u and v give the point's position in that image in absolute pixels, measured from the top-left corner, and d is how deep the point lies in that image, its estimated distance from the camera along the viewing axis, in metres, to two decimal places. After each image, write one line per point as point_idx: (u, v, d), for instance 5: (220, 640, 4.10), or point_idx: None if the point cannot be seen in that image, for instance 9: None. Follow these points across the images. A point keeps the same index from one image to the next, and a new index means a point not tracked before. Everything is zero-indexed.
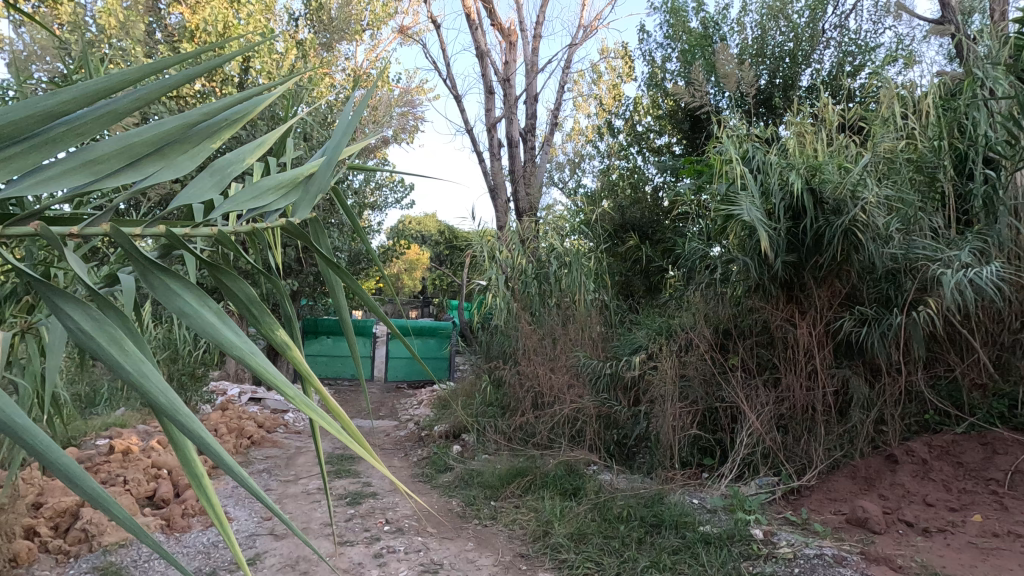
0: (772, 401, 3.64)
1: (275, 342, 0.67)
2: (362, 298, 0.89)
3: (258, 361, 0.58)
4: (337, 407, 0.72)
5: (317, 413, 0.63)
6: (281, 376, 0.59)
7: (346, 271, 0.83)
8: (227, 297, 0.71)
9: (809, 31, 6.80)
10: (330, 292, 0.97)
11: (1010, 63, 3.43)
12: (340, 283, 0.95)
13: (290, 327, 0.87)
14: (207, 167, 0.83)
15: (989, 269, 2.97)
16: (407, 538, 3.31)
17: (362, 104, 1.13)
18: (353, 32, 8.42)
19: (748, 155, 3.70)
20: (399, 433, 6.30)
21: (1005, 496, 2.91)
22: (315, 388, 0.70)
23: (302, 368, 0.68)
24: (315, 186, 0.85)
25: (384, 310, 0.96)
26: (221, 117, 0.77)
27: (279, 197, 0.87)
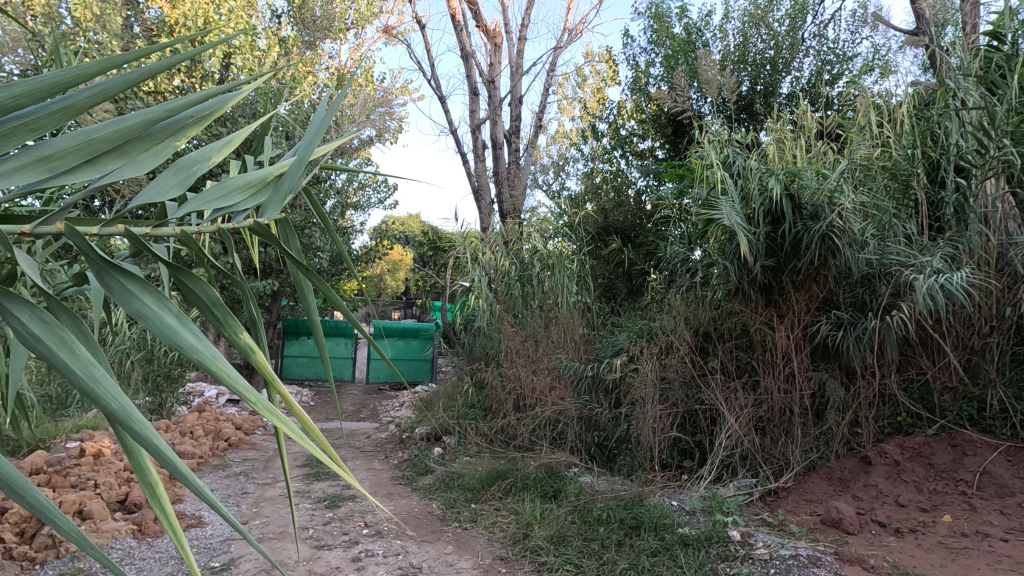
0: (751, 403, 3.69)
1: (238, 346, 0.66)
2: (331, 301, 0.88)
3: (219, 366, 0.57)
4: (303, 415, 0.71)
5: (279, 420, 0.63)
6: (243, 382, 0.58)
7: (316, 273, 0.82)
8: (189, 298, 0.70)
9: (789, 40, 6.91)
10: (300, 293, 0.95)
11: (980, 74, 3.52)
12: (311, 286, 0.94)
13: (257, 329, 0.86)
14: (172, 165, 0.81)
15: (959, 275, 3.05)
16: (386, 541, 3.27)
17: (337, 104, 1.12)
18: (338, 31, 8.37)
19: (729, 160, 3.76)
20: (380, 435, 6.24)
21: (973, 496, 2.99)
22: (279, 394, 0.69)
23: (267, 373, 0.67)
24: (287, 185, 0.84)
25: (355, 313, 0.95)
26: (186, 114, 0.75)
27: (248, 197, 0.85)
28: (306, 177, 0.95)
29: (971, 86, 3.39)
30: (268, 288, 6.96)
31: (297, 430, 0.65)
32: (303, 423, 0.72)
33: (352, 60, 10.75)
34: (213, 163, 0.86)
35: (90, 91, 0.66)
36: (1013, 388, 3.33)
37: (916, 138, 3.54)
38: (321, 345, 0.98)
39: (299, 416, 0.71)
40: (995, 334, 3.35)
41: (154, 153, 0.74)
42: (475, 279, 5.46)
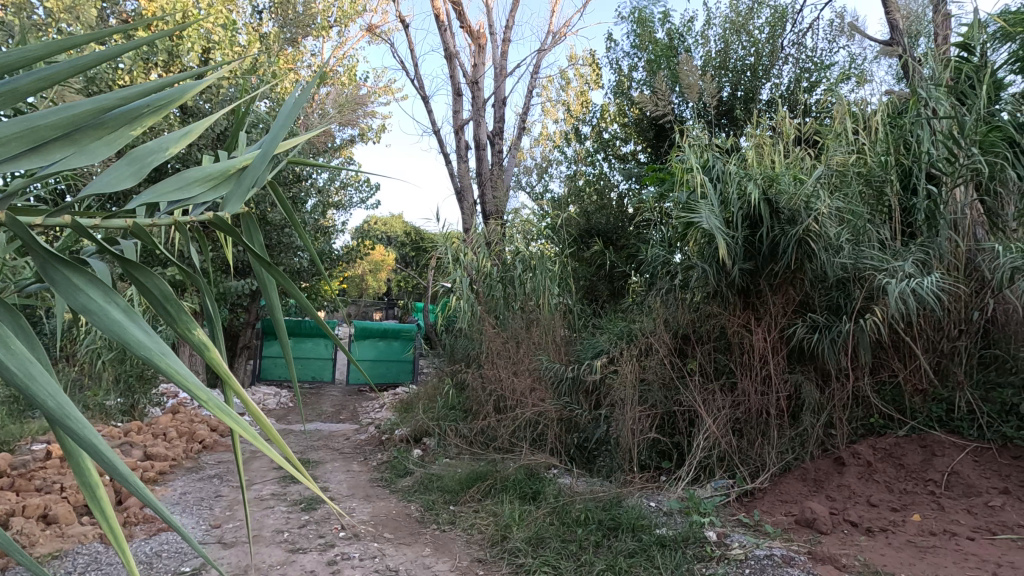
0: (728, 405, 3.72)
1: (192, 343, 0.65)
2: (298, 299, 0.87)
3: (168, 364, 0.56)
4: (259, 414, 0.70)
5: (235, 421, 0.62)
6: (193, 380, 0.57)
7: (278, 269, 0.81)
8: (140, 291, 0.69)
9: (769, 47, 7.03)
10: (262, 288, 0.93)
11: (951, 84, 3.61)
12: (275, 283, 0.93)
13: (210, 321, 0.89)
14: (126, 153, 0.80)
15: (929, 280, 3.13)
16: (363, 544, 3.24)
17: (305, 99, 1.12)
18: (320, 29, 8.32)
19: (709, 164, 3.81)
20: (360, 437, 6.18)
21: (942, 496, 3.06)
22: (236, 392, 0.69)
23: (222, 371, 0.66)
24: (250, 178, 0.83)
25: (319, 310, 0.93)
26: (141, 103, 0.76)
27: (208, 190, 0.84)
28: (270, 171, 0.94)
29: (942, 96, 3.48)
30: (246, 287, 6.87)
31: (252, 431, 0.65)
32: (258, 423, 0.71)
33: (335, 58, 10.68)
34: (171, 154, 0.85)
35: (37, 75, 0.68)
36: (980, 390, 3.39)
37: (890, 146, 3.62)
38: (284, 341, 0.97)
39: (254, 415, 0.70)
40: (964, 338, 3.43)
41: (106, 143, 0.75)
42: (456, 280, 5.45)
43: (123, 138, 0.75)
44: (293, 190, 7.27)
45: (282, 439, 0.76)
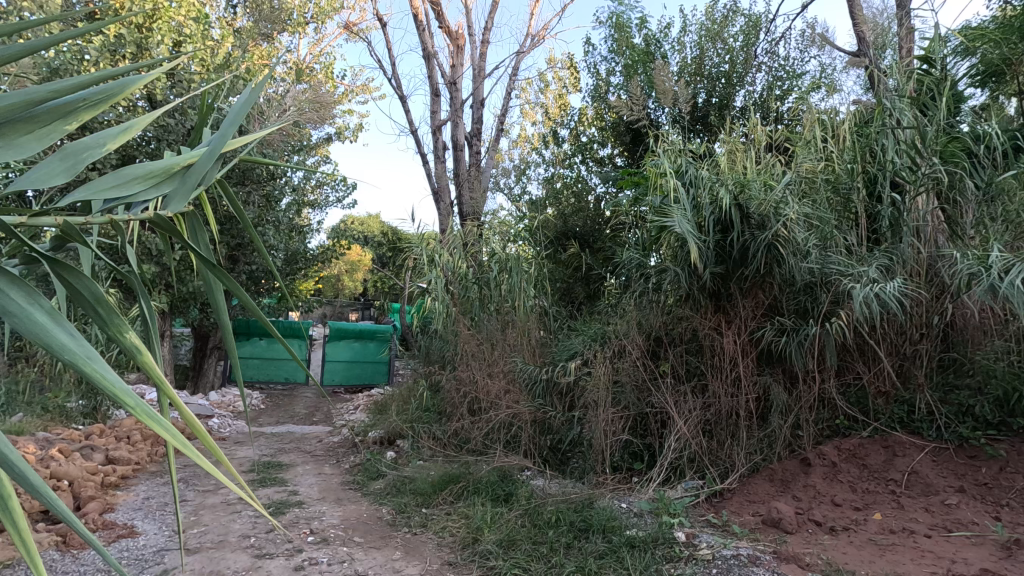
0: (699, 407, 3.78)
1: (123, 345, 0.70)
2: (245, 304, 0.90)
3: (90, 368, 0.61)
4: (188, 415, 0.75)
5: (159, 422, 0.66)
6: (117, 383, 0.62)
7: (225, 270, 0.84)
8: (70, 292, 0.73)
9: (743, 55, 7.15)
10: (207, 289, 0.96)
11: (914, 96, 3.73)
12: (222, 286, 0.95)
13: (147, 324, 0.95)
14: (59, 149, 0.84)
15: (892, 285, 3.22)
16: (331, 549, 3.19)
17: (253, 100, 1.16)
18: (295, 25, 8.20)
19: (682, 169, 3.86)
20: (332, 439, 6.08)
21: (901, 495, 3.15)
22: (168, 394, 0.73)
23: (154, 374, 0.71)
24: (196, 176, 0.89)
25: (264, 313, 0.97)
26: (74, 98, 0.84)
27: (150, 188, 0.90)
28: (219, 170, 0.98)
29: (906, 107, 3.60)
30: None
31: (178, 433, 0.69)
32: (189, 424, 0.76)
33: (311, 55, 10.57)
34: (108, 150, 0.89)
35: None
36: (939, 392, 3.51)
37: (857, 154, 3.70)
38: (230, 343, 1.00)
39: (186, 419, 0.75)
40: (925, 341, 3.53)
41: (37, 137, 0.81)
42: (431, 281, 5.40)
43: (52, 133, 0.82)
44: (266, 188, 7.15)
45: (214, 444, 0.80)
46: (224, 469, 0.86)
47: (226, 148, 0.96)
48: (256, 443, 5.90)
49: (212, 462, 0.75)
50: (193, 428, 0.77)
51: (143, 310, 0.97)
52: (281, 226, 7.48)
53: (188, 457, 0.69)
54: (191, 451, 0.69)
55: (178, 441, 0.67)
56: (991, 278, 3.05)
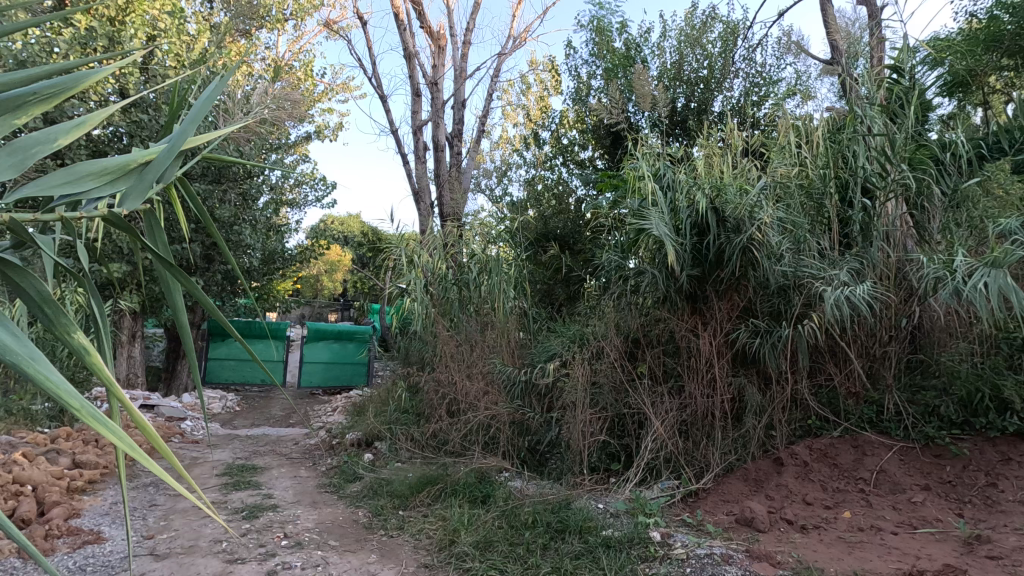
0: (675, 407, 3.83)
1: (71, 346, 0.69)
2: (203, 305, 0.92)
3: (34, 369, 0.60)
4: (140, 417, 0.74)
5: (108, 424, 0.66)
6: (62, 385, 0.61)
7: (182, 270, 0.86)
8: (16, 293, 0.73)
9: (721, 61, 7.26)
10: (164, 290, 0.98)
11: (884, 103, 3.82)
12: (181, 286, 0.97)
13: (99, 326, 0.95)
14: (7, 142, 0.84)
15: (862, 288, 3.30)
16: (305, 552, 3.15)
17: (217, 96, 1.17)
18: (274, 22, 8.10)
19: (660, 173, 3.90)
20: (309, 442, 6.00)
21: (870, 493, 3.23)
22: (118, 396, 0.72)
23: (103, 376, 0.70)
24: (153, 174, 0.91)
25: (224, 314, 0.98)
26: (24, 92, 0.84)
27: (105, 185, 0.91)
28: (179, 167, 1.01)
29: (876, 114, 3.68)
30: None
31: (128, 436, 0.69)
32: (141, 427, 0.75)
33: (290, 52, 10.45)
34: (60, 146, 0.89)
35: None
36: (906, 393, 3.58)
37: (829, 160, 3.77)
38: (189, 346, 1.00)
39: (139, 422, 0.74)
40: (894, 344, 3.61)
41: None
42: (410, 282, 5.36)
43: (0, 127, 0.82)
44: (242, 187, 7.04)
45: (170, 449, 0.79)
46: (179, 474, 0.85)
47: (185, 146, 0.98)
48: (230, 446, 5.79)
49: (164, 466, 0.74)
50: (146, 432, 0.76)
51: (95, 315, 0.96)
52: (258, 226, 7.36)
53: (139, 460, 0.68)
54: (142, 455, 0.69)
55: (127, 444, 0.66)
56: (955, 282, 3.13)
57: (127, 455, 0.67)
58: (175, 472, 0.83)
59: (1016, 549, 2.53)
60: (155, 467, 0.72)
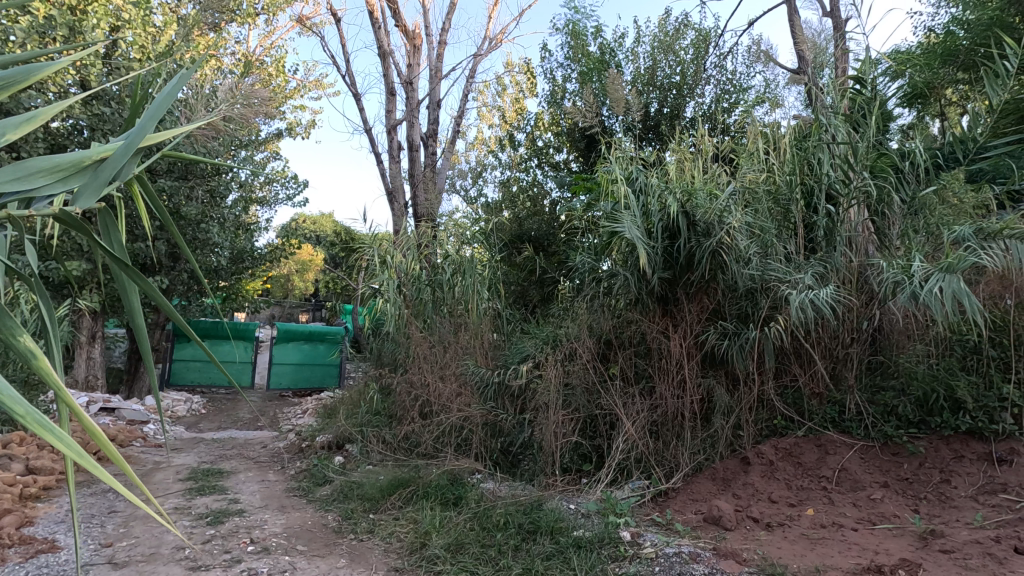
0: (647, 408, 3.88)
1: (16, 350, 0.68)
2: (158, 305, 0.91)
3: None
4: (90, 423, 0.73)
5: (54, 432, 0.65)
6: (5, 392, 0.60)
7: (138, 271, 0.86)
8: None
9: (693, 67, 7.41)
10: (120, 290, 0.97)
11: (848, 113, 3.95)
12: (136, 286, 0.97)
13: (48, 327, 0.93)
14: None
15: (826, 291, 3.40)
16: (272, 558, 3.09)
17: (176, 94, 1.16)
18: (244, 16, 7.95)
19: (632, 176, 3.95)
20: (278, 445, 5.88)
21: (832, 491, 3.33)
22: (68, 402, 0.71)
23: (51, 381, 0.69)
24: (108, 171, 0.91)
25: (181, 315, 0.97)
26: None
27: (56, 182, 0.90)
28: (136, 164, 1.01)
29: (840, 123, 3.81)
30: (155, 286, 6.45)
31: (75, 443, 0.67)
32: (92, 435, 0.74)
33: (262, 48, 10.26)
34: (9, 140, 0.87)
35: None
36: (867, 393, 3.69)
37: (795, 166, 3.87)
38: (144, 348, 0.99)
39: (88, 428, 0.73)
40: (855, 345, 3.70)
41: None
42: (383, 282, 5.31)
43: None
44: (210, 184, 6.88)
45: (123, 456, 0.77)
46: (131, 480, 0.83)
47: (142, 142, 0.98)
48: (195, 450, 5.64)
49: (116, 473, 0.73)
50: (97, 440, 0.74)
51: (43, 316, 0.94)
52: (226, 224, 7.19)
53: (89, 468, 0.67)
54: (92, 462, 0.67)
55: (75, 452, 0.65)
56: (913, 287, 3.24)
57: (75, 462, 0.66)
58: (129, 479, 0.82)
59: (967, 542, 2.64)
60: (105, 474, 0.71)
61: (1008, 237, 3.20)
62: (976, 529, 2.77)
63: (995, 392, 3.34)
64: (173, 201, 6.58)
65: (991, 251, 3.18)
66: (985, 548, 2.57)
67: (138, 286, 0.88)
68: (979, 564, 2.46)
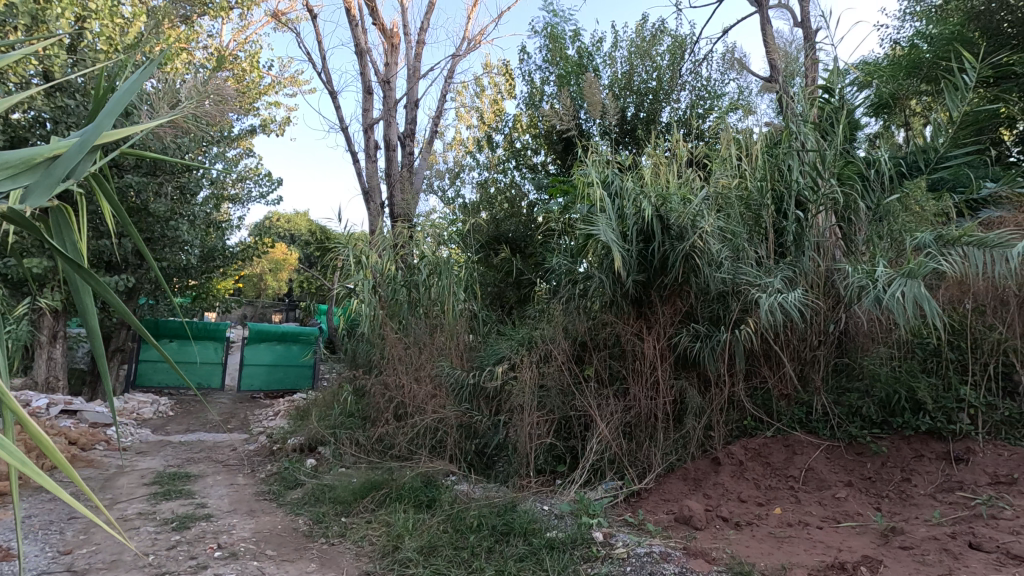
0: (620, 409, 3.92)
1: None
2: (112, 306, 0.90)
3: None
4: (36, 430, 0.72)
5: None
6: None
7: (91, 272, 0.85)
8: None
9: (670, 73, 7.52)
10: (72, 291, 0.96)
11: (817, 121, 4.05)
12: (90, 286, 0.96)
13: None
14: None
15: (794, 295, 3.48)
16: (240, 564, 3.03)
17: (135, 92, 1.15)
18: (217, 10, 7.79)
19: (608, 180, 3.99)
20: (248, 448, 5.76)
21: (799, 490, 3.41)
22: (12, 408, 0.69)
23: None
24: (63, 169, 0.90)
25: (136, 316, 0.97)
26: None
27: (7, 179, 0.88)
28: (92, 163, 1.01)
29: (809, 131, 3.90)
30: (120, 283, 6.24)
31: (19, 452, 0.66)
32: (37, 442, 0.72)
33: (235, 42, 10.09)
34: None
35: None
36: (833, 395, 3.78)
37: (766, 173, 3.95)
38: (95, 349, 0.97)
39: (33, 434, 0.72)
40: (822, 348, 3.79)
41: None
42: (358, 283, 5.25)
43: None
44: (180, 180, 6.72)
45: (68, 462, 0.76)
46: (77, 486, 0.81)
47: (98, 140, 0.97)
48: (161, 453, 5.49)
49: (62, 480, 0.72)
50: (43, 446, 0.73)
51: None
52: (196, 222, 7.03)
53: (34, 477, 0.66)
54: (37, 470, 0.67)
55: (19, 459, 0.64)
56: (876, 291, 3.33)
57: (19, 469, 0.65)
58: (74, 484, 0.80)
59: (925, 539, 2.74)
60: (50, 481, 0.70)
61: (964, 244, 3.30)
62: (934, 526, 2.87)
63: (953, 394, 3.46)
64: (140, 197, 6.40)
65: (950, 257, 3.29)
66: (941, 544, 2.67)
67: (92, 287, 0.87)
68: (936, 560, 2.55)
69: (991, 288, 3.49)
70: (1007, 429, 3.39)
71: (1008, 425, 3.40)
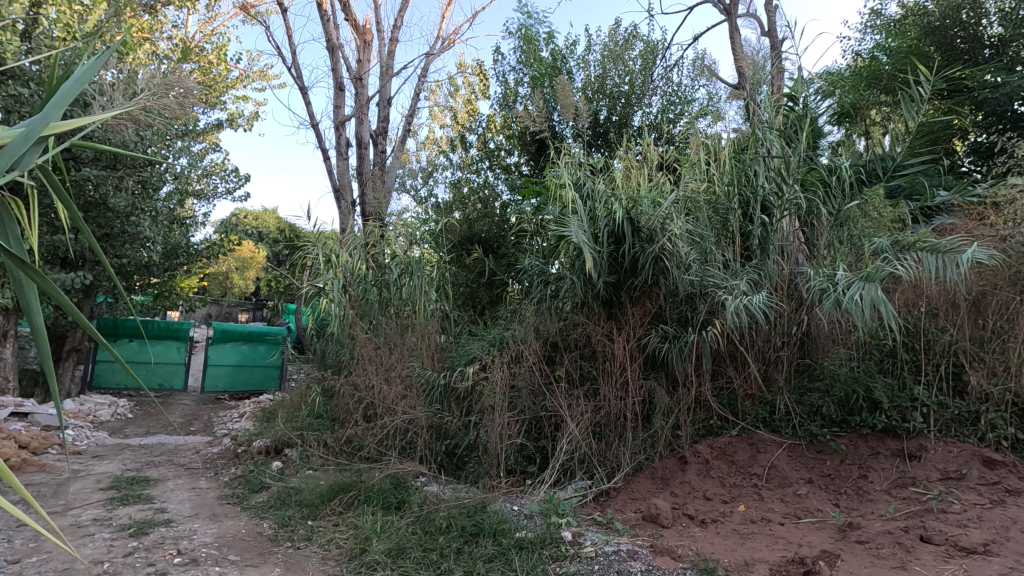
0: (590, 409, 3.96)
1: None
2: (58, 304, 0.89)
3: None
4: None
5: None
6: None
7: (36, 268, 0.84)
8: None
9: (642, 78, 7.64)
10: (15, 287, 0.94)
11: (782, 128, 4.16)
12: (34, 284, 0.94)
13: None
14: None
15: (759, 297, 3.56)
16: (201, 569, 2.95)
17: (86, 83, 1.13)
18: (183, 0, 7.57)
19: (580, 182, 4.02)
20: (212, 451, 5.61)
21: (762, 487, 3.50)
22: None
23: None
24: (7, 162, 0.88)
25: (85, 313, 0.95)
26: None
27: None
28: (38, 153, 0.99)
29: (775, 138, 4.01)
30: (77, 280, 6.00)
31: None
32: None
33: (201, 34, 9.83)
34: None
35: None
36: (795, 394, 3.88)
37: (734, 178, 4.04)
38: (38, 349, 0.95)
39: None
40: (786, 349, 3.88)
41: None
42: (327, 282, 5.16)
43: None
44: (141, 175, 6.51)
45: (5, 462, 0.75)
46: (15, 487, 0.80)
47: (45, 134, 0.95)
48: (119, 457, 5.29)
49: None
50: None
51: None
52: (159, 217, 6.81)
53: None
54: None
55: None
56: (836, 294, 3.44)
57: None
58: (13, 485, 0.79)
59: (880, 533, 2.84)
60: None
61: (918, 249, 3.44)
62: (888, 521, 2.98)
63: (907, 393, 3.60)
64: (98, 191, 6.17)
65: (905, 262, 3.42)
66: (895, 538, 2.78)
67: (36, 284, 0.86)
68: (890, 553, 2.65)
69: (943, 292, 3.64)
70: (957, 426, 3.54)
71: (958, 423, 3.55)
